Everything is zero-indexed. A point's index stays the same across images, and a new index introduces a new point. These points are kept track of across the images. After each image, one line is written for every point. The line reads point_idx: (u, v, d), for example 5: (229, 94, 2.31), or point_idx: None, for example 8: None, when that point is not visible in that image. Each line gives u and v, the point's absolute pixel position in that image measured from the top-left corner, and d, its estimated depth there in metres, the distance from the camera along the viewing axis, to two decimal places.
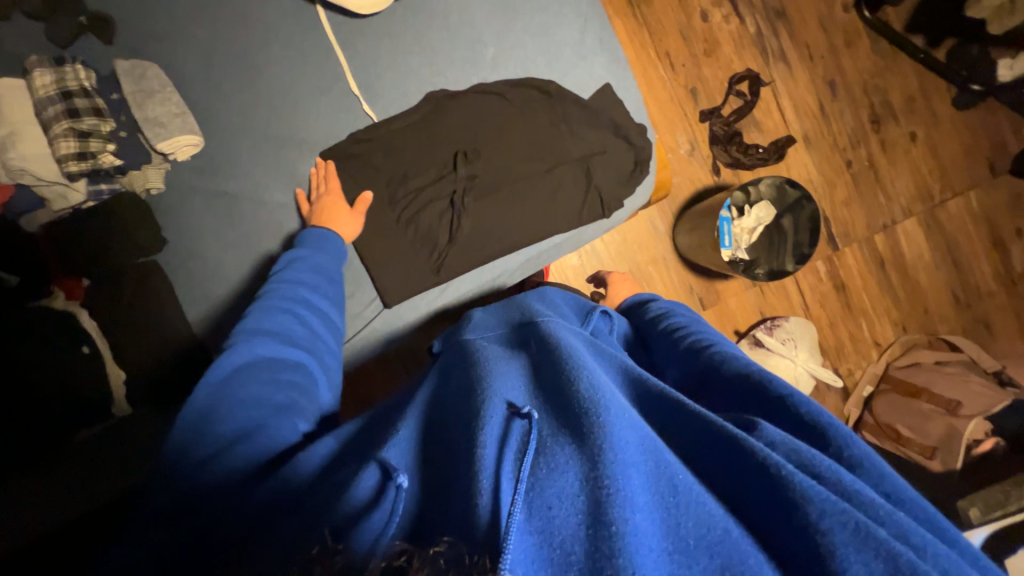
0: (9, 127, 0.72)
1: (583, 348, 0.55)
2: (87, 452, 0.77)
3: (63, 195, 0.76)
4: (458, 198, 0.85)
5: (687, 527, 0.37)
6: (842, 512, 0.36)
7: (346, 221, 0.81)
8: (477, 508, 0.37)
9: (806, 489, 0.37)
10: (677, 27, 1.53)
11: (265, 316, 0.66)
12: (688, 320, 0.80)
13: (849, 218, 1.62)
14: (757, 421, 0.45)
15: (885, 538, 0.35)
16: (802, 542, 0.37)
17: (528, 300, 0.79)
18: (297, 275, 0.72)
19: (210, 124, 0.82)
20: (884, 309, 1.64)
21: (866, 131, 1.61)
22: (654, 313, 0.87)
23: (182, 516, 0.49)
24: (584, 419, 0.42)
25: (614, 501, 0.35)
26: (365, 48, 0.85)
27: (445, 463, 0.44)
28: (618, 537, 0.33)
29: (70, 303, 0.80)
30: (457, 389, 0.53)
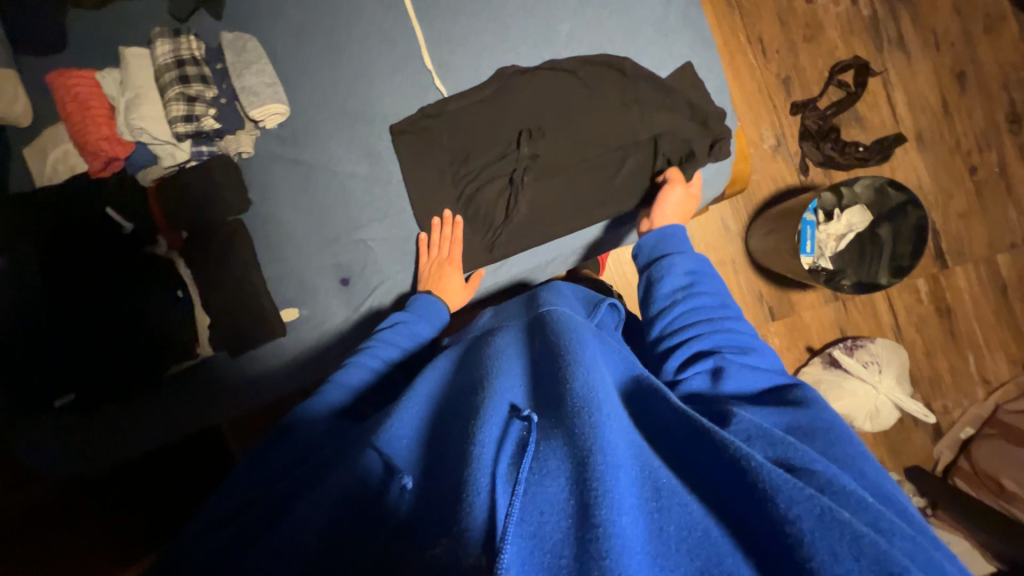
0: (135, 91, 0.82)
1: (583, 336, 0.57)
2: (175, 384, 0.90)
3: (172, 154, 0.86)
4: (518, 176, 0.85)
5: (669, 530, 0.38)
6: (808, 499, 0.38)
7: (456, 292, 0.85)
8: (471, 512, 0.40)
9: (771, 477, 0.39)
10: (774, 10, 1.40)
11: (360, 372, 0.71)
12: (715, 302, 0.67)
13: (965, 233, 1.40)
14: (733, 413, 0.50)
15: (846, 518, 0.37)
16: (770, 531, 0.38)
17: (542, 293, 0.77)
18: (393, 340, 0.76)
19: (296, 96, 0.88)
20: (998, 342, 1.41)
21: (999, 133, 1.38)
22: (677, 278, 0.70)
23: (242, 487, 0.57)
24: (574, 420, 0.44)
25: (603, 503, 0.37)
26: (442, 25, 0.86)
27: (446, 459, 0.48)
28: (603, 537, 0.35)
29: (170, 251, 0.90)
30: (463, 396, 0.57)
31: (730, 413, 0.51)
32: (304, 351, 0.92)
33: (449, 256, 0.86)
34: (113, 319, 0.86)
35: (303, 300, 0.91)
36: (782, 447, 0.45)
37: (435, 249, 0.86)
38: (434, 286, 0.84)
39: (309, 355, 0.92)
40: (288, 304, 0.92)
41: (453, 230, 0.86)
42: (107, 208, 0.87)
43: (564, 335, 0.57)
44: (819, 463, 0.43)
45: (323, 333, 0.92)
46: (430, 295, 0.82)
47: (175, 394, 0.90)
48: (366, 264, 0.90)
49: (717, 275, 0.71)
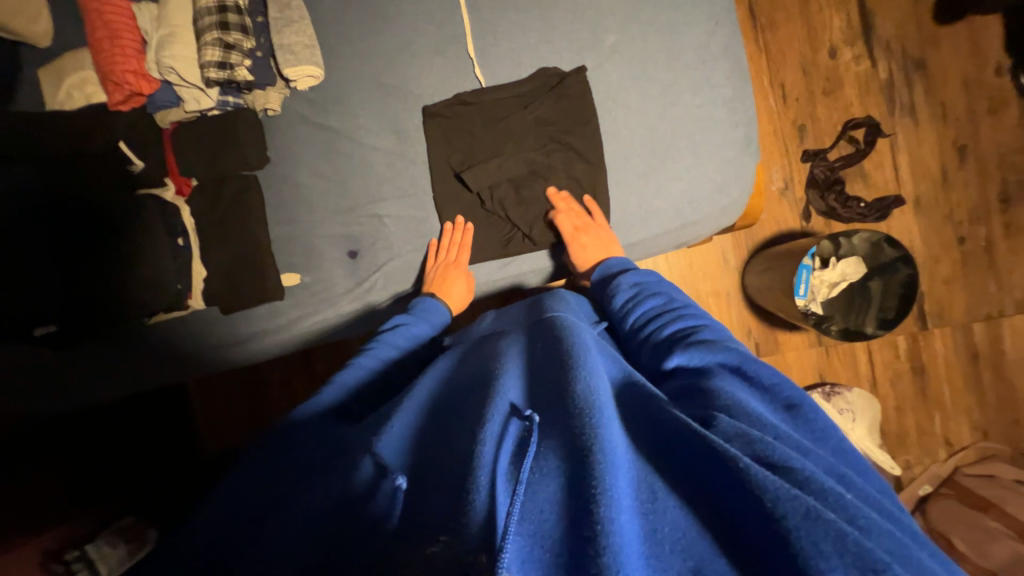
0: (169, 29, 0.80)
1: (584, 343, 0.58)
2: (162, 334, 0.89)
3: (197, 99, 0.84)
4: (544, 174, 0.88)
5: (664, 531, 0.39)
6: (793, 497, 0.37)
7: (458, 290, 0.87)
8: (472, 504, 0.41)
9: (760, 480, 0.38)
10: (799, 59, 1.45)
11: (358, 371, 0.71)
12: (665, 298, 0.71)
13: (947, 299, 1.46)
14: (713, 415, 0.47)
15: (832, 518, 0.37)
16: (764, 529, 0.37)
17: (547, 299, 0.77)
18: (393, 340, 0.76)
19: (333, 61, 0.87)
20: (965, 407, 1.47)
21: (990, 209, 1.45)
22: (625, 290, 0.75)
23: (236, 488, 0.57)
24: (576, 421, 0.45)
25: (603, 501, 0.37)
26: (489, 16, 0.87)
27: (447, 452, 0.49)
28: (603, 535, 0.36)
29: (177, 199, 0.88)
30: (466, 393, 0.57)
31: (711, 415, 0.47)
32: (300, 318, 0.90)
33: (456, 260, 0.87)
34: (104, 258, 0.82)
35: (307, 267, 0.90)
36: (759, 446, 0.43)
37: (442, 254, 0.88)
38: (436, 289, 0.86)
39: (305, 323, 0.91)
40: (291, 269, 0.90)
41: (462, 236, 0.88)
42: (119, 143, 0.85)
43: (568, 340, 0.57)
44: (796, 460, 0.42)
45: (323, 304, 0.90)
46: (432, 299, 0.83)
47: (161, 344, 0.89)
48: (377, 240, 0.90)
49: (664, 278, 0.76)
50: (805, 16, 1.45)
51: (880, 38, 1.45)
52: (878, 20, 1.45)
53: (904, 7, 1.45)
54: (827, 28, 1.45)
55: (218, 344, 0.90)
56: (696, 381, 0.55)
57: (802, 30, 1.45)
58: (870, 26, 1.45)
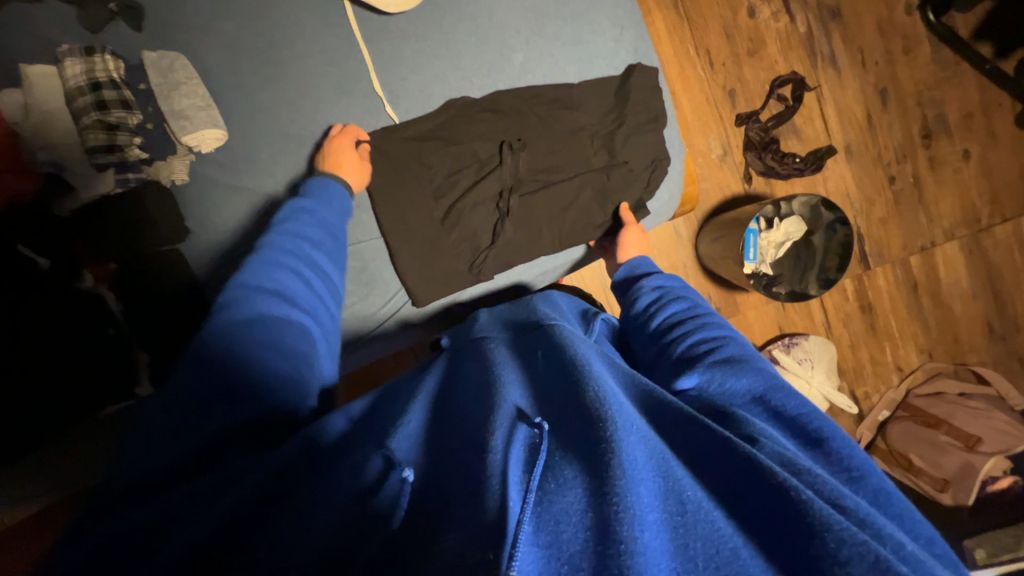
0: (43, 116, 0.74)
1: (592, 357, 0.59)
2: (110, 424, 0.84)
3: (91, 184, 0.77)
4: (505, 199, 0.84)
5: (695, 546, 0.38)
6: (862, 544, 0.37)
7: (354, 173, 0.79)
8: (485, 501, 0.41)
9: (822, 514, 0.38)
10: (721, 23, 1.44)
11: (277, 274, 0.65)
12: (688, 305, 0.73)
13: (885, 237, 1.54)
14: (756, 437, 0.48)
15: (903, 570, 0.35)
16: (806, 545, 0.38)
17: (538, 303, 0.81)
18: (301, 223, 0.71)
19: (233, 119, 0.82)
20: (911, 334, 1.58)
21: (914, 146, 1.51)
22: (649, 294, 0.78)
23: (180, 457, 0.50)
24: (597, 436, 0.44)
25: (625, 518, 0.37)
26: (391, 48, 0.82)
27: (459, 456, 0.48)
28: (627, 554, 0.35)
29: (98, 285, 0.82)
30: (468, 402, 0.57)
31: (756, 437, 0.48)
32: None
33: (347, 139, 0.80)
34: (27, 368, 0.76)
35: None
36: (806, 476, 0.43)
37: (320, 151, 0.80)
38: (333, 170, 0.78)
39: None
40: None
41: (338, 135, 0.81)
42: (18, 246, 0.77)
43: (571, 350, 0.59)
44: (849, 498, 0.42)
45: None
46: (326, 176, 0.76)
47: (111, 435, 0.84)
48: None
49: (688, 285, 0.79)
50: None
51: None
52: None
53: None
54: None
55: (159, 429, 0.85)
56: (723, 389, 0.57)
57: None
58: None
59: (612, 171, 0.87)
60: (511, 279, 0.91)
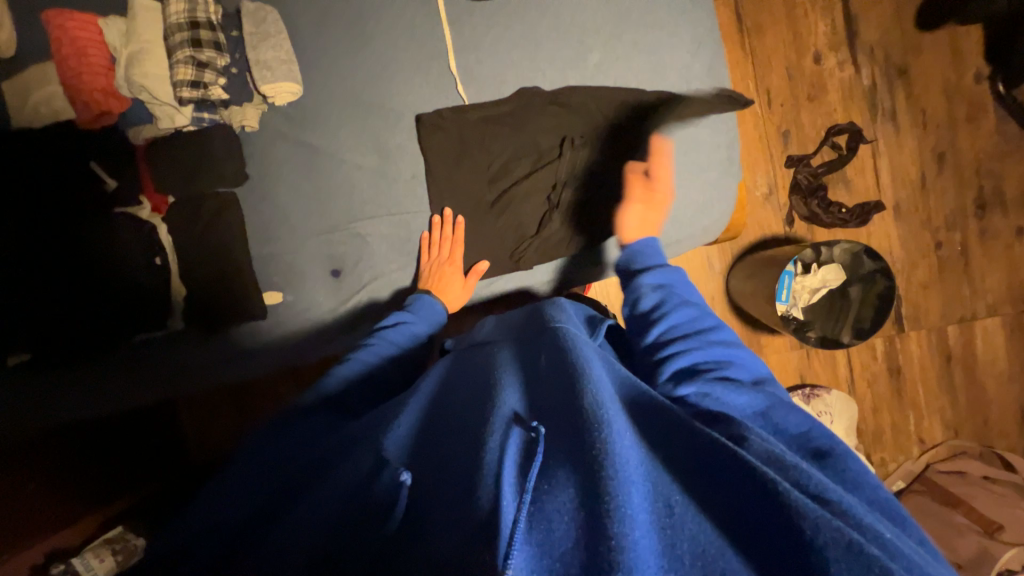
0: (140, 45, 0.78)
1: (589, 352, 0.58)
2: (133, 356, 0.86)
3: (170, 116, 0.81)
4: (555, 193, 0.86)
5: (682, 545, 0.39)
6: (835, 528, 0.38)
7: (455, 291, 0.86)
8: (478, 501, 0.43)
9: (800, 504, 0.39)
10: (785, 65, 1.45)
11: (355, 365, 0.73)
12: (690, 312, 0.68)
13: (924, 303, 1.49)
14: (746, 436, 0.49)
15: (876, 554, 0.36)
16: (794, 540, 0.38)
17: (545, 308, 0.72)
18: (392, 337, 0.77)
19: (311, 77, 0.85)
20: (938, 406, 1.52)
21: (966, 215, 1.48)
22: (650, 294, 0.71)
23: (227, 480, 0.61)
24: (587, 434, 0.45)
25: (616, 516, 0.38)
26: (471, 32, 0.85)
27: (457, 455, 0.50)
28: (616, 549, 0.36)
29: (154, 215, 0.86)
30: (467, 403, 0.58)
31: (744, 435, 0.49)
32: (282, 335, 0.90)
33: (450, 255, 0.86)
34: (78, 281, 0.81)
35: (289, 285, 0.89)
36: (795, 474, 0.44)
37: (435, 248, 0.87)
38: (434, 287, 0.85)
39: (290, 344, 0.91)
40: (273, 287, 0.89)
41: (453, 230, 0.87)
42: (92, 163, 0.83)
43: (569, 349, 0.57)
44: (833, 491, 0.43)
45: (302, 325, 0.89)
46: (427, 294, 0.83)
47: (134, 366, 0.86)
48: (360, 258, 0.89)
49: (688, 282, 0.74)
50: (790, 20, 1.44)
51: (864, 44, 1.44)
52: (862, 25, 1.44)
53: (887, 13, 1.43)
54: (812, 33, 1.44)
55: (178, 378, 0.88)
56: (718, 406, 0.55)
57: (787, 34, 1.44)
58: (853, 30, 1.44)
59: None
60: (514, 286, 0.92)
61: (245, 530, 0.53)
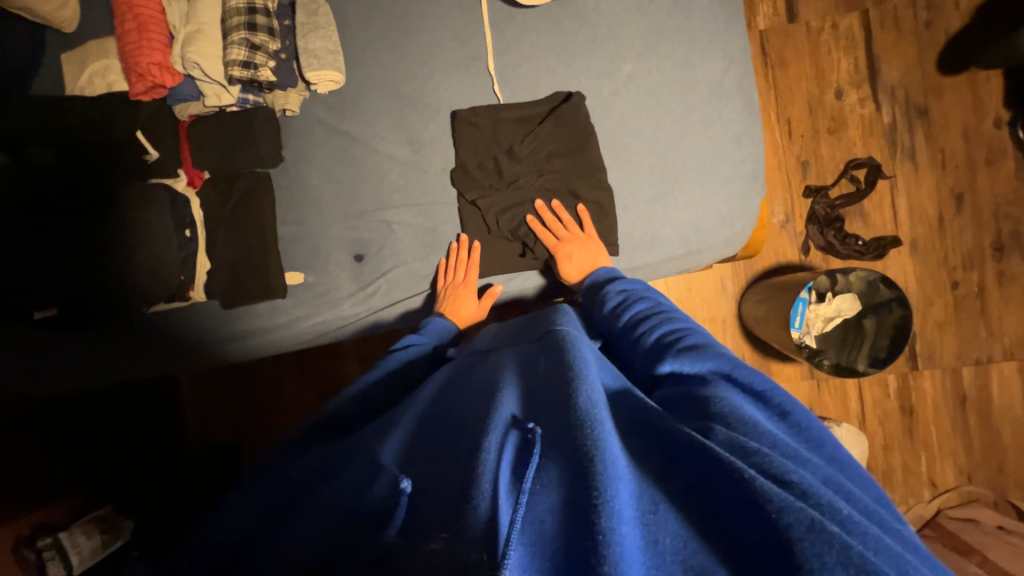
0: (197, 25, 0.81)
1: (587, 356, 0.58)
2: (152, 325, 0.89)
3: (218, 95, 0.84)
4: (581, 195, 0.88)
5: (665, 543, 0.39)
6: (797, 509, 0.37)
7: (467, 309, 0.87)
8: (474, 506, 0.41)
9: (765, 489, 0.39)
10: (807, 98, 1.49)
11: (365, 382, 0.73)
12: (651, 303, 0.71)
13: (938, 342, 1.48)
14: (711, 425, 0.47)
15: (836, 530, 0.36)
16: (770, 537, 0.37)
17: (551, 313, 0.74)
18: (402, 355, 0.77)
19: (354, 69, 0.89)
20: (951, 450, 1.48)
21: (984, 256, 1.48)
22: (615, 296, 0.75)
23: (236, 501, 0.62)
24: (578, 431, 0.45)
25: (605, 512, 0.38)
26: (511, 37, 0.89)
27: (451, 458, 0.50)
28: (605, 545, 0.36)
29: (188, 189, 0.89)
30: (462, 407, 0.58)
31: (709, 424, 0.48)
32: (301, 317, 0.91)
33: (465, 278, 0.88)
34: (107, 245, 0.83)
35: (312, 267, 0.91)
36: (757, 459, 0.43)
37: (450, 270, 0.89)
38: (447, 308, 0.87)
39: (306, 326, 0.92)
40: (296, 268, 0.91)
41: (469, 254, 0.89)
42: (137, 133, 0.87)
43: (569, 355, 0.57)
44: (793, 472, 0.41)
45: (321, 307, 0.91)
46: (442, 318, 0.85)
47: (152, 335, 0.89)
48: (384, 246, 0.90)
49: (649, 286, 0.78)
50: (814, 56, 1.48)
51: (886, 84, 1.48)
52: (884, 65, 1.48)
53: (909, 55, 1.47)
54: (834, 69, 1.48)
55: (191, 350, 0.91)
56: (683, 390, 0.55)
57: (810, 69, 1.48)
58: (875, 70, 1.48)
59: (693, 192, 0.89)
60: (538, 283, 0.94)
61: (250, 540, 0.54)
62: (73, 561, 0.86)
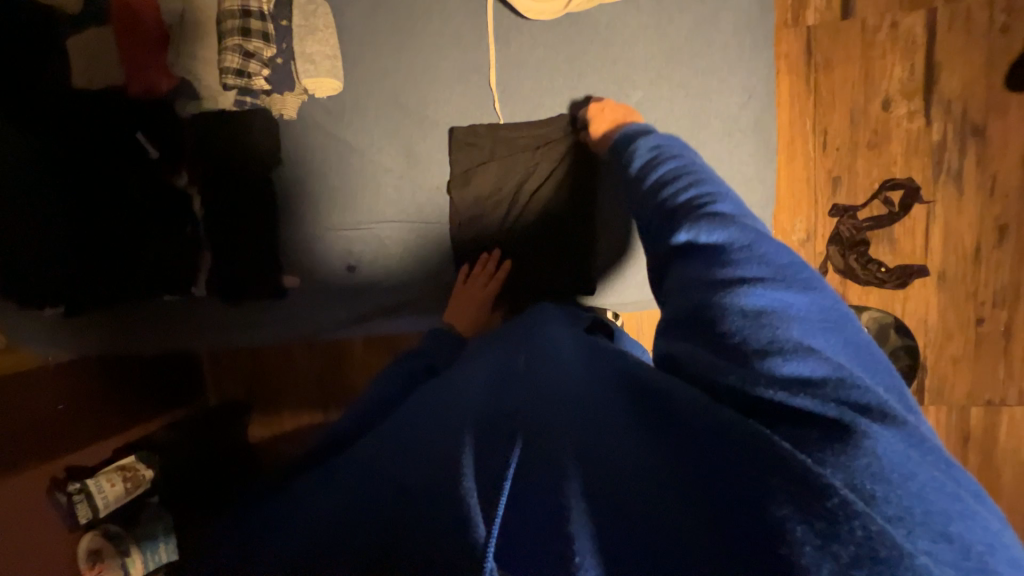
0: (195, 28, 0.81)
1: (577, 353, 0.59)
2: (161, 309, 0.95)
3: (215, 99, 0.84)
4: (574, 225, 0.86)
5: (623, 499, 0.39)
6: (762, 444, 0.37)
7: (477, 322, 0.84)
8: (459, 473, 0.43)
9: (735, 424, 0.38)
10: (850, 106, 1.36)
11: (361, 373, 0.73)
12: (676, 158, 0.61)
13: (950, 378, 1.42)
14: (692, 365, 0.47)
15: (799, 461, 0.35)
16: (725, 468, 0.37)
17: (536, 311, 0.75)
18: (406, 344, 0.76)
19: (353, 76, 0.86)
20: None
21: (1018, 295, 1.38)
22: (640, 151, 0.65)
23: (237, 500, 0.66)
24: (560, 420, 0.47)
25: (571, 505, 0.39)
26: (516, 49, 0.84)
27: (441, 429, 0.51)
28: (570, 530, 0.38)
29: (190, 186, 0.91)
30: (458, 387, 0.60)
31: (700, 342, 0.46)
32: (293, 320, 0.94)
33: (485, 291, 0.85)
34: (115, 239, 0.88)
35: (307, 270, 0.92)
36: (740, 394, 0.41)
37: (472, 279, 0.86)
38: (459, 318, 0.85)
39: (301, 326, 0.94)
40: (292, 269, 0.92)
41: (497, 267, 0.86)
42: (136, 133, 0.87)
43: (560, 356, 0.59)
44: (778, 400, 0.39)
45: (314, 311, 0.93)
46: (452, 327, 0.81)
47: (163, 318, 0.95)
48: (377, 257, 0.91)
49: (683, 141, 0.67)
50: (865, 59, 1.34)
51: (942, 96, 1.33)
52: (943, 75, 1.33)
53: (975, 65, 1.32)
54: (886, 76, 1.34)
55: (194, 335, 0.96)
56: (686, 274, 0.50)
57: (858, 74, 1.35)
58: (933, 79, 1.33)
59: None
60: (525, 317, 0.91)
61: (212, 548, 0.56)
62: (101, 505, 0.85)
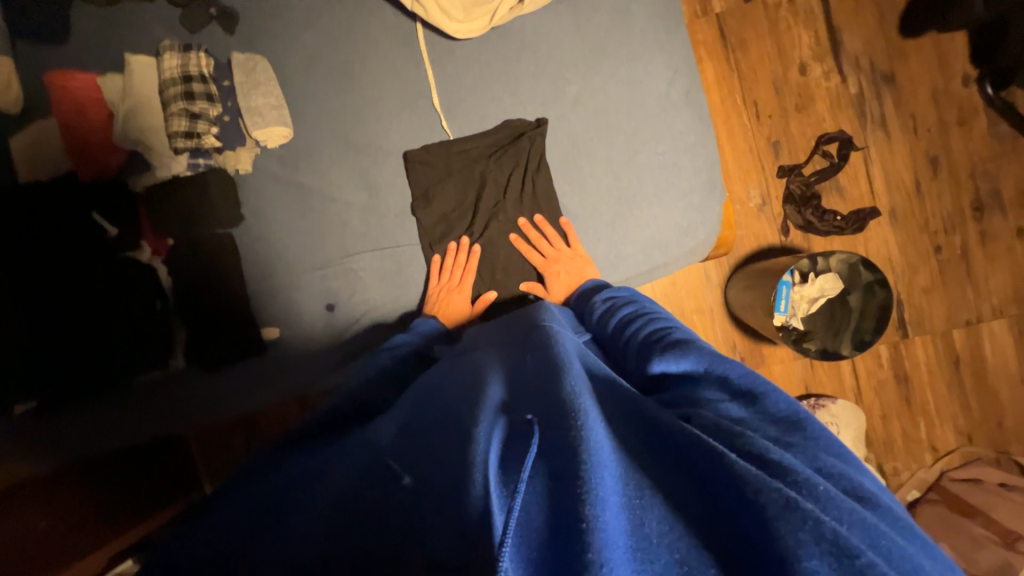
0: (136, 100, 0.84)
1: (570, 348, 0.59)
2: (138, 392, 0.89)
3: (168, 166, 0.87)
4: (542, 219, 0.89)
5: (650, 526, 0.37)
6: (774, 487, 0.37)
7: (459, 315, 0.88)
8: (470, 491, 0.42)
9: (743, 470, 0.38)
10: (771, 76, 1.46)
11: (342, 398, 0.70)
12: (638, 305, 0.71)
13: (926, 308, 1.47)
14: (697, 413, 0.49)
15: (809, 507, 0.36)
16: (740, 501, 0.38)
17: (531, 310, 0.75)
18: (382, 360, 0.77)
19: (302, 122, 0.89)
20: (949, 413, 1.48)
21: (964, 218, 1.47)
22: (600, 305, 0.75)
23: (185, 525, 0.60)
24: (566, 408, 0.45)
25: (589, 498, 0.36)
26: (453, 70, 0.88)
27: (441, 452, 0.49)
28: (589, 532, 0.35)
29: (153, 258, 0.90)
30: (453, 398, 0.58)
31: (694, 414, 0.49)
32: (277, 374, 0.91)
33: (460, 282, 0.88)
34: (80, 325, 0.85)
35: (284, 321, 0.91)
36: (741, 440, 0.43)
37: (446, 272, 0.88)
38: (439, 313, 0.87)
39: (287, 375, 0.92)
40: (270, 323, 0.91)
41: (468, 257, 0.89)
42: (94, 212, 0.86)
43: (553, 350, 0.57)
44: (776, 453, 0.41)
45: (298, 358, 0.91)
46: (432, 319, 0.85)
47: (142, 401, 0.89)
48: (354, 292, 0.91)
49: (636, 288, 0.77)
50: (774, 33, 1.46)
51: (849, 54, 1.45)
52: (845, 36, 1.45)
53: (869, 23, 1.45)
54: (796, 45, 1.46)
55: (175, 414, 0.91)
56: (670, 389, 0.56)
57: (771, 47, 1.46)
58: (837, 41, 1.45)
59: (651, 206, 0.89)
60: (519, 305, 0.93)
61: None
62: None
